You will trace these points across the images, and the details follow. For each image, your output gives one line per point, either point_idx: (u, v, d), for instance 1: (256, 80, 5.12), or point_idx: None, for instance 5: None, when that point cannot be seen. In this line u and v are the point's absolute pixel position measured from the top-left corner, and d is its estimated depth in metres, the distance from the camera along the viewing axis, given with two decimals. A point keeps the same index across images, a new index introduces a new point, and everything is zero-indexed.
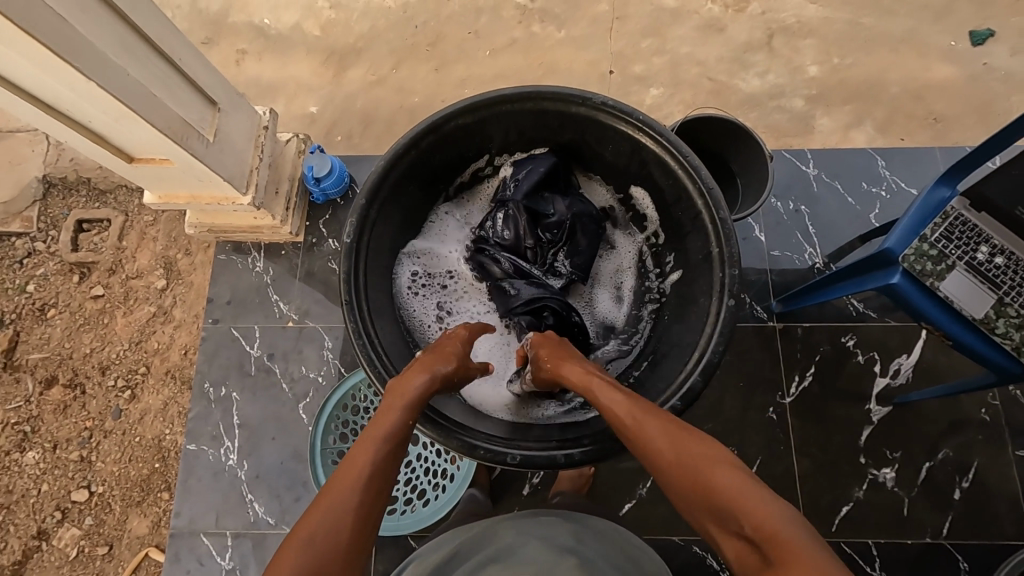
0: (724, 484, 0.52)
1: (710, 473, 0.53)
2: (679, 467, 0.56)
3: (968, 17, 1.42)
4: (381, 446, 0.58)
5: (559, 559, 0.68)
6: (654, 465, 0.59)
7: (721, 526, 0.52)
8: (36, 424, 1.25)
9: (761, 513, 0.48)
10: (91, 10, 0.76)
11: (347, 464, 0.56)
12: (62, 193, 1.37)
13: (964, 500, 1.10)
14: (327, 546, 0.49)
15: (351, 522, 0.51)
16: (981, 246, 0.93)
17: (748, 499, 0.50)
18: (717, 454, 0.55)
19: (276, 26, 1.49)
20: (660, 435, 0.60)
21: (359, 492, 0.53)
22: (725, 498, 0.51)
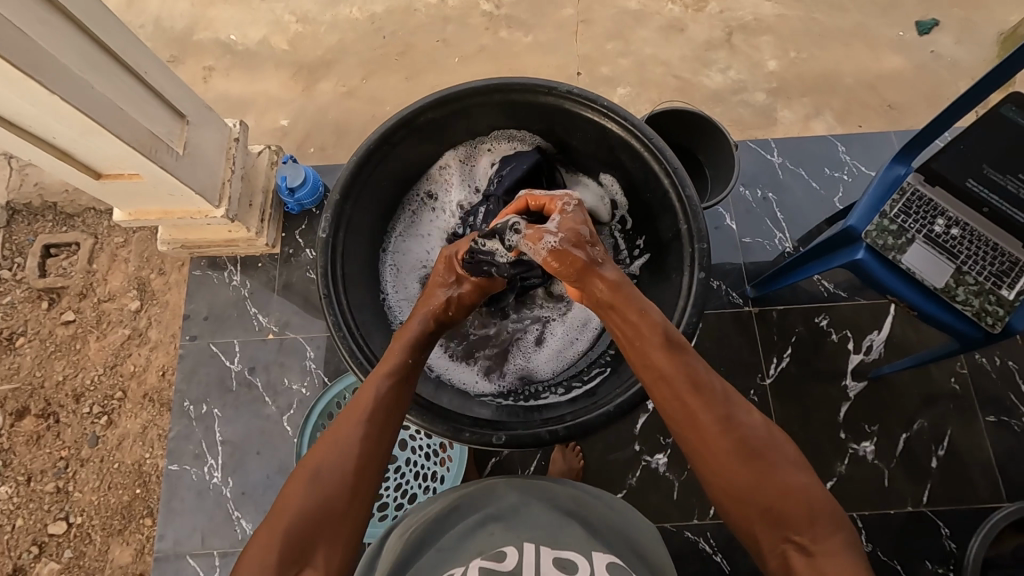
0: (800, 495, 0.58)
1: (787, 482, 0.58)
2: (755, 467, 0.59)
3: (913, 10, 1.49)
4: (381, 389, 0.65)
5: (568, 523, 0.59)
6: (724, 449, 0.60)
7: (774, 528, 0.58)
8: (8, 457, 1.21)
9: (831, 536, 0.56)
10: (51, 24, 0.76)
11: (352, 406, 0.64)
12: (27, 219, 1.33)
13: (941, 468, 1.14)
14: (336, 475, 0.57)
15: (356, 455, 0.59)
16: (938, 219, 0.98)
17: (821, 519, 0.57)
18: (788, 461, 0.60)
19: (243, 42, 1.49)
20: (744, 422, 0.61)
21: (362, 428, 0.61)
22: (799, 510, 0.57)
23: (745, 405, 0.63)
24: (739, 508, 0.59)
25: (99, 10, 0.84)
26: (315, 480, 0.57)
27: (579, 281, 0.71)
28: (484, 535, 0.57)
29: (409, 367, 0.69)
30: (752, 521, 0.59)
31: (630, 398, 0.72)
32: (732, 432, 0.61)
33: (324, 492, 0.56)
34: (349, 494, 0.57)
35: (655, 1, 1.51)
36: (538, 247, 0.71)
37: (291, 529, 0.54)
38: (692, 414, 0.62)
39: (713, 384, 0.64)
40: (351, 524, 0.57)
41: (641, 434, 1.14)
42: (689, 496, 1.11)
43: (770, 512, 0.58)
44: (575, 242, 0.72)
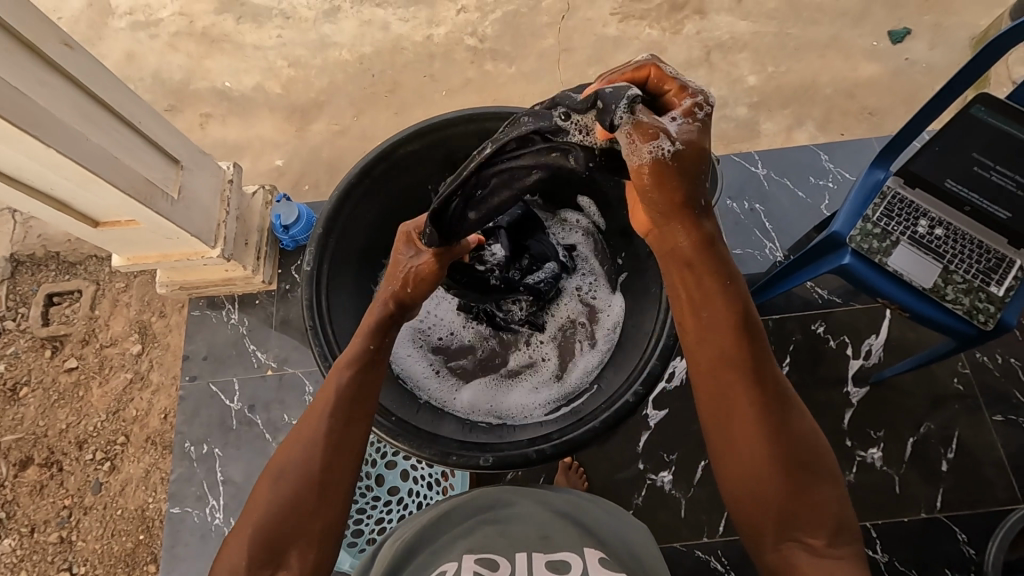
0: (826, 508, 0.58)
1: (814, 493, 0.58)
2: (792, 474, 0.58)
3: (884, 20, 1.53)
4: (342, 378, 0.66)
5: (559, 523, 0.60)
6: (763, 454, 0.59)
7: (784, 530, 0.58)
8: (11, 508, 1.20)
9: (844, 547, 0.57)
10: (46, 83, 0.80)
11: (316, 400, 0.65)
12: (31, 270, 1.35)
13: (952, 471, 1.12)
14: (301, 472, 0.61)
15: (320, 449, 0.61)
16: (921, 220, 0.99)
17: (840, 531, 0.58)
18: (824, 476, 0.59)
19: (237, 88, 1.54)
20: (794, 426, 0.60)
21: (328, 421, 0.63)
22: (814, 516, 0.58)
23: (798, 411, 0.61)
24: (758, 509, 0.59)
25: (93, 67, 0.87)
26: (282, 476, 0.61)
27: (666, 215, 0.58)
28: (477, 537, 0.58)
29: (368, 355, 0.68)
30: (765, 522, 0.59)
31: (617, 412, 0.73)
32: (780, 437, 0.59)
33: (290, 489, 0.60)
34: (315, 489, 0.60)
35: (634, 26, 1.56)
36: (644, 151, 0.52)
37: (263, 523, 0.59)
38: (732, 409, 0.60)
39: (773, 382, 0.61)
40: (324, 516, 0.60)
41: (644, 451, 1.13)
42: (698, 513, 1.09)
43: (787, 517, 0.58)
44: (688, 168, 0.54)
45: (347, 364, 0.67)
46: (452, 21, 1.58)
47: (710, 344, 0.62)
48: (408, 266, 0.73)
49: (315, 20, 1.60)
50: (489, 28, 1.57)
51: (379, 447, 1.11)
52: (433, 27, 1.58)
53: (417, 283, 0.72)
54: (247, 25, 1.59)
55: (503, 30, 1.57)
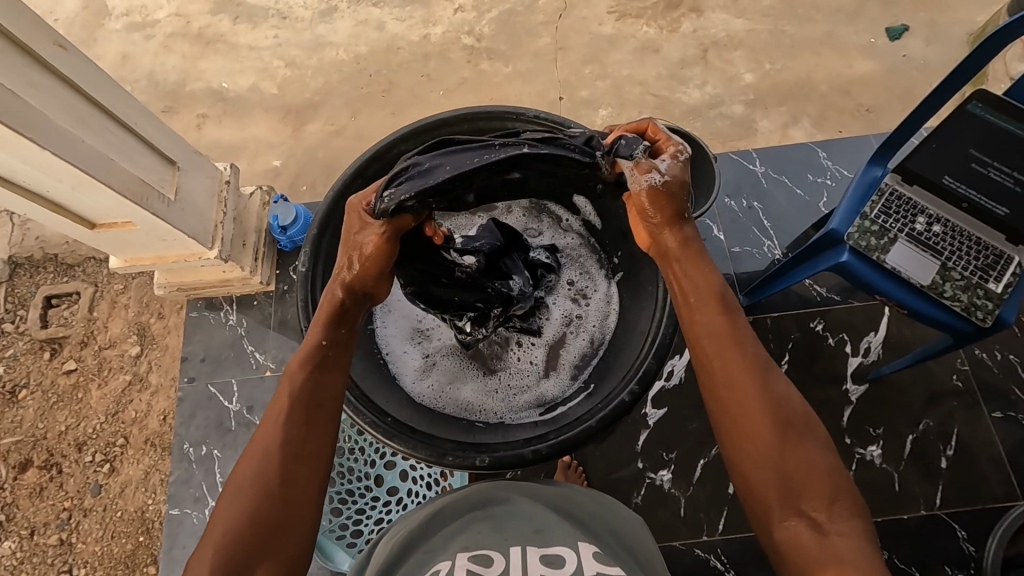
0: (821, 475, 0.58)
1: (809, 461, 0.58)
2: (782, 438, 0.59)
3: (880, 17, 1.53)
4: (295, 381, 0.63)
5: (552, 518, 0.59)
6: (758, 419, 0.60)
7: (787, 504, 0.57)
8: (11, 511, 1.20)
9: (847, 519, 0.55)
10: (39, 85, 0.79)
11: (271, 409, 0.63)
12: (29, 272, 1.35)
13: (951, 468, 1.12)
14: (260, 485, 0.57)
15: (278, 457, 0.59)
16: (919, 217, 0.99)
17: (840, 502, 0.56)
18: (820, 448, 0.59)
19: (233, 89, 1.54)
20: (778, 390, 0.61)
21: (284, 426, 0.60)
22: (815, 488, 0.57)
23: (783, 379, 0.62)
24: (760, 478, 0.59)
25: (88, 68, 0.87)
26: (238, 495, 0.57)
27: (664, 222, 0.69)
28: (471, 534, 0.57)
29: (319, 349, 0.66)
30: (768, 492, 0.58)
31: (612, 413, 0.73)
32: (768, 401, 0.60)
33: (248, 507, 0.56)
34: (275, 502, 0.57)
35: (630, 24, 1.56)
36: (642, 181, 0.68)
37: (222, 547, 0.55)
38: (722, 374, 0.62)
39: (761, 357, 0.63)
40: (290, 531, 0.57)
41: (642, 450, 1.13)
42: (697, 511, 1.09)
43: (788, 490, 0.57)
44: (676, 194, 0.69)
45: (301, 364, 0.65)
46: (448, 21, 1.58)
47: (705, 318, 0.66)
48: (354, 245, 0.71)
49: (310, 20, 1.59)
50: (485, 27, 1.57)
51: (378, 447, 1.11)
52: (429, 27, 1.57)
53: (363, 262, 0.70)
54: (243, 26, 1.59)
55: (499, 29, 1.57)
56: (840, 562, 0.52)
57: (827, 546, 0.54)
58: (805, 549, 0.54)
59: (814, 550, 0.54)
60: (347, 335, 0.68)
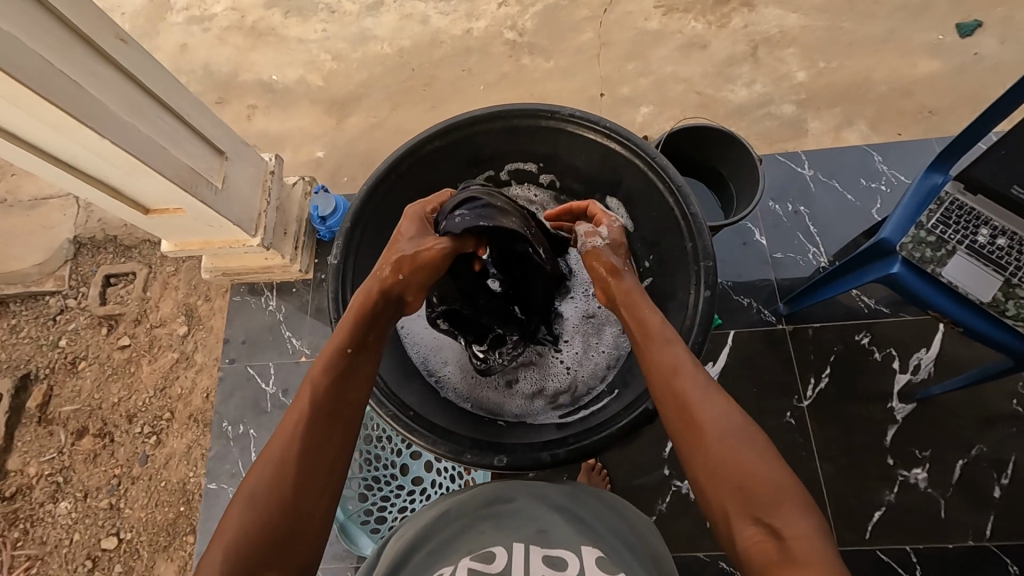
0: (768, 476, 0.53)
1: (754, 463, 0.54)
2: (725, 444, 0.56)
3: (950, 12, 1.44)
4: (315, 386, 0.62)
5: (555, 517, 0.59)
6: (707, 429, 0.57)
7: (748, 514, 0.52)
8: (68, 474, 1.28)
9: (800, 519, 0.50)
10: (101, 76, 0.84)
11: (289, 414, 0.61)
12: (91, 251, 1.44)
13: (1004, 498, 1.05)
14: (274, 489, 0.55)
15: (293, 461, 0.57)
16: (981, 228, 0.93)
17: (791, 502, 0.51)
18: (767, 454, 0.55)
19: (282, 81, 1.58)
20: (712, 400, 0.59)
21: (303, 428, 0.59)
22: (770, 495, 0.52)
23: (721, 390, 0.60)
24: (715, 489, 0.55)
25: (145, 60, 0.91)
26: (251, 497, 0.55)
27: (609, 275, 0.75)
28: (474, 536, 0.57)
29: (344, 354, 0.65)
30: (725, 503, 0.54)
31: (634, 420, 0.72)
32: (704, 411, 0.58)
33: (261, 510, 0.54)
34: (288, 507, 0.55)
35: (677, 19, 1.51)
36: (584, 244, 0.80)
37: (230, 549, 0.52)
38: (669, 396, 0.61)
39: (694, 378, 0.62)
40: (302, 539, 0.55)
41: (669, 457, 1.10)
42: None
43: (750, 499, 0.52)
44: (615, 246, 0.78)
45: (323, 370, 0.63)
46: (492, 15, 1.57)
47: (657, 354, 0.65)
48: (404, 248, 0.72)
49: (357, 14, 1.62)
50: (528, 22, 1.56)
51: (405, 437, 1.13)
52: (473, 21, 1.58)
53: (411, 270, 0.70)
54: (293, 20, 1.64)
55: (542, 24, 1.55)
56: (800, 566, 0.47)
57: (787, 552, 0.48)
58: (766, 559, 0.49)
59: (776, 557, 0.48)
60: (373, 343, 0.67)
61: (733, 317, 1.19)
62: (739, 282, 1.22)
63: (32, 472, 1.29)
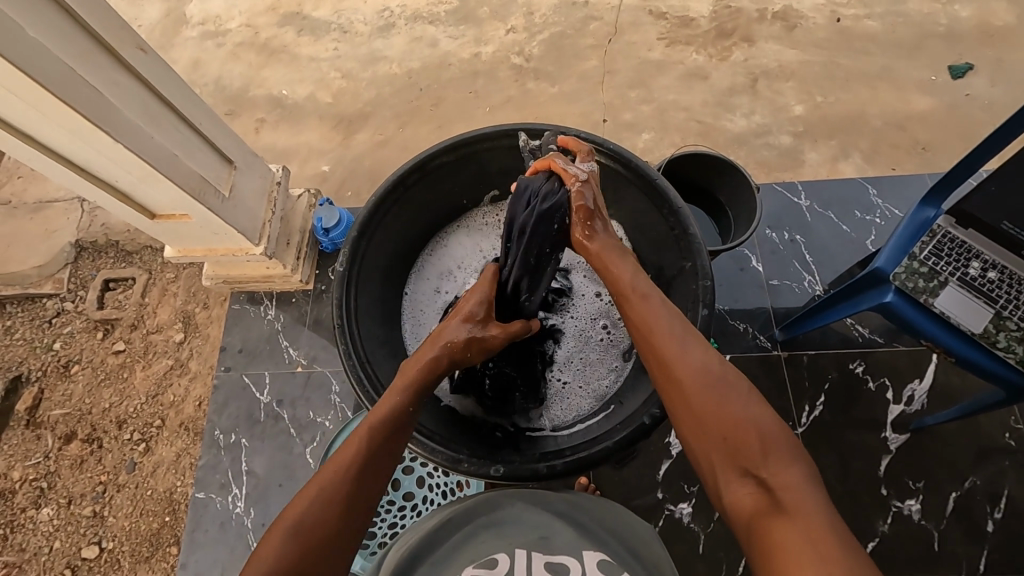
0: (750, 426, 0.55)
1: (739, 415, 0.55)
2: (709, 399, 0.57)
3: (942, 54, 1.49)
4: (373, 429, 0.61)
5: (557, 522, 0.61)
6: (689, 384, 0.59)
7: (734, 464, 0.54)
8: (52, 480, 1.26)
9: (788, 469, 0.51)
10: (119, 83, 0.86)
11: (342, 450, 0.59)
12: (92, 256, 1.44)
13: (998, 532, 1.05)
14: (320, 525, 0.53)
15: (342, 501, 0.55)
16: (973, 261, 0.95)
17: (776, 452, 0.53)
18: (748, 397, 0.57)
19: (292, 96, 1.62)
20: (690, 355, 0.61)
21: (358, 468, 0.57)
22: (754, 442, 0.54)
23: (698, 342, 0.62)
24: (702, 446, 0.57)
25: (163, 70, 0.94)
26: (297, 527, 0.53)
27: (584, 233, 0.75)
28: (475, 542, 0.59)
29: (406, 413, 0.64)
30: (711, 456, 0.56)
31: (632, 433, 0.72)
32: (684, 367, 0.60)
33: (302, 544, 0.52)
34: (327, 551, 0.53)
35: (679, 51, 1.56)
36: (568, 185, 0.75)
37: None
38: (653, 355, 0.63)
39: (671, 330, 0.63)
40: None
41: (663, 480, 1.10)
42: (716, 548, 1.05)
43: (735, 449, 0.54)
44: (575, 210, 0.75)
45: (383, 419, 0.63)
46: (499, 41, 1.62)
47: (635, 312, 0.66)
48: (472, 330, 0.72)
49: (369, 35, 1.67)
50: (535, 48, 1.61)
51: None
52: (481, 45, 1.62)
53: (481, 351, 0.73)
54: (305, 38, 1.68)
55: (548, 50, 1.60)
56: (789, 519, 0.48)
57: (775, 504, 0.49)
58: (754, 512, 0.50)
59: (765, 509, 0.50)
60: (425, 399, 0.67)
61: (730, 341, 1.20)
62: (735, 307, 1.24)
63: (16, 476, 1.27)
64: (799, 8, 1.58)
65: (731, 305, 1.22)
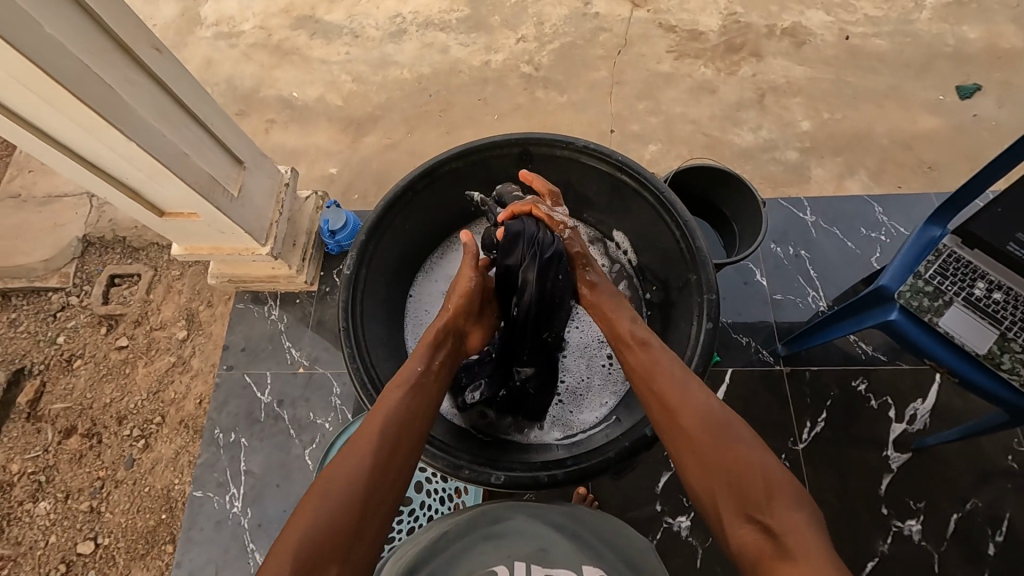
0: (755, 469, 0.56)
1: (742, 460, 0.57)
2: (712, 443, 0.59)
3: (950, 74, 1.50)
4: (390, 411, 0.66)
5: (556, 535, 0.60)
6: (692, 428, 0.61)
7: (739, 509, 0.55)
8: (51, 473, 1.26)
9: (792, 513, 0.53)
10: (134, 82, 0.87)
11: (366, 426, 0.64)
12: (98, 251, 1.45)
13: (999, 556, 1.04)
14: (351, 489, 0.58)
15: (371, 467, 0.60)
16: (978, 281, 0.95)
17: (780, 497, 0.54)
18: (750, 442, 0.59)
19: (303, 98, 1.63)
20: (693, 400, 0.63)
21: (380, 439, 0.63)
22: (758, 486, 0.55)
23: (702, 389, 0.65)
24: (708, 490, 0.58)
25: (177, 70, 0.95)
26: (321, 506, 0.56)
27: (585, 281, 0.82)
28: (474, 554, 0.59)
29: (415, 373, 0.71)
30: (717, 500, 0.57)
31: (633, 444, 0.72)
32: (689, 413, 0.62)
33: (327, 521, 0.55)
34: (349, 528, 0.55)
35: (688, 64, 1.57)
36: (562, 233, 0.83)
37: (303, 539, 0.53)
38: (656, 402, 0.66)
39: (673, 377, 0.67)
40: (362, 552, 0.56)
41: (662, 493, 1.09)
42: (714, 563, 1.05)
43: (739, 493, 0.56)
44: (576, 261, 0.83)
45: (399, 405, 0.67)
46: (510, 49, 1.64)
47: (639, 360, 0.70)
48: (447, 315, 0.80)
49: (380, 40, 1.69)
50: (544, 57, 1.62)
51: None
52: (491, 53, 1.64)
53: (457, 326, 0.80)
54: (317, 41, 1.70)
55: (558, 60, 1.61)
56: (793, 559, 0.48)
57: (779, 544, 0.51)
58: (760, 556, 0.51)
59: (770, 552, 0.51)
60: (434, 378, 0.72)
61: (732, 355, 1.20)
62: (738, 321, 1.24)
63: (15, 469, 1.27)
64: (808, 24, 1.60)
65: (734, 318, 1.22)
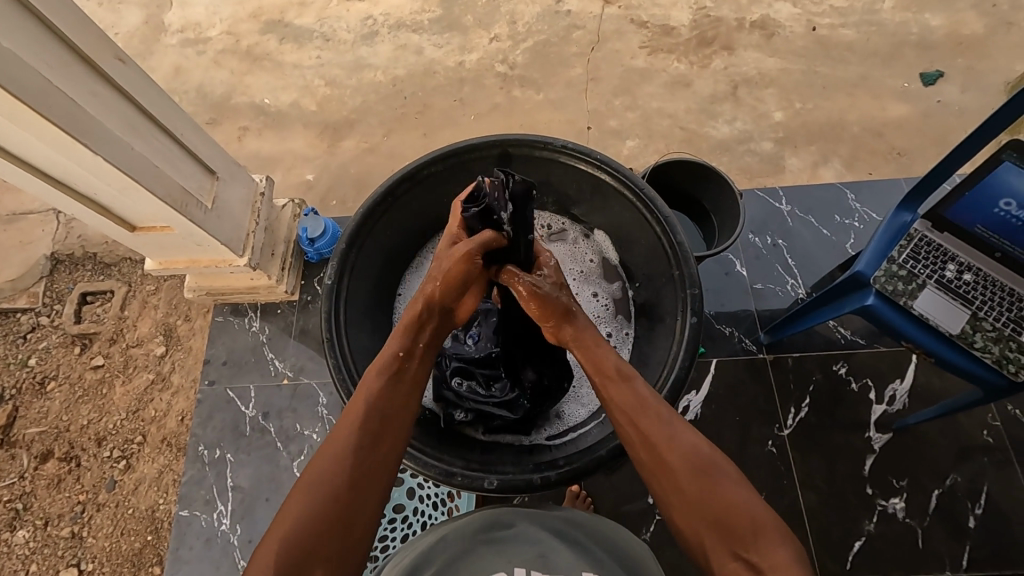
0: (743, 510, 0.57)
1: (729, 500, 0.58)
2: (697, 483, 0.59)
3: (914, 62, 1.54)
4: (369, 399, 0.65)
5: (554, 540, 0.60)
6: (676, 467, 0.60)
7: (726, 548, 0.56)
8: (28, 500, 1.22)
9: (776, 551, 0.54)
10: (99, 95, 0.84)
11: (346, 417, 0.65)
12: (68, 268, 1.41)
13: (980, 528, 1.07)
14: (328, 485, 0.58)
15: (348, 462, 0.60)
16: (949, 264, 0.98)
17: (767, 535, 0.55)
18: (736, 480, 0.59)
19: (276, 105, 1.61)
20: (681, 438, 0.62)
21: (359, 428, 0.63)
22: (745, 525, 0.56)
23: (687, 427, 0.64)
24: (694, 530, 0.58)
25: (143, 80, 0.92)
26: (304, 500, 0.58)
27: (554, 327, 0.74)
28: (470, 563, 0.58)
29: (398, 359, 0.69)
30: (704, 539, 0.58)
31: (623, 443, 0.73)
32: (671, 450, 0.61)
33: (311, 515, 0.57)
34: (334, 519, 0.57)
35: (662, 58, 1.59)
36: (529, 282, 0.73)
37: (287, 535, 0.56)
38: (638, 438, 0.64)
39: (657, 410, 0.65)
40: (347, 546, 0.57)
41: None
42: None
43: (726, 532, 0.56)
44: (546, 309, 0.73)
45: (377, 394, 0.66)
46: (484, 49, 1.63)
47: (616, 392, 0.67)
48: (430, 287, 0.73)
49: (353, 42, 1.66)
50: (519, 56, 1.62)
51: None
52: (466, 53, 1.63)
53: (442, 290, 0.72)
54: (288, 46, 1.67)
55: (532, 59, 1.61)
56: None
57: None
58: None
59: None
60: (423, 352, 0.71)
61: (717, 346, 1.22)
62: (721, 311, 1.25)
63: None
64: (777, 16, 1.62)
65: (717, 309, 1.24)
